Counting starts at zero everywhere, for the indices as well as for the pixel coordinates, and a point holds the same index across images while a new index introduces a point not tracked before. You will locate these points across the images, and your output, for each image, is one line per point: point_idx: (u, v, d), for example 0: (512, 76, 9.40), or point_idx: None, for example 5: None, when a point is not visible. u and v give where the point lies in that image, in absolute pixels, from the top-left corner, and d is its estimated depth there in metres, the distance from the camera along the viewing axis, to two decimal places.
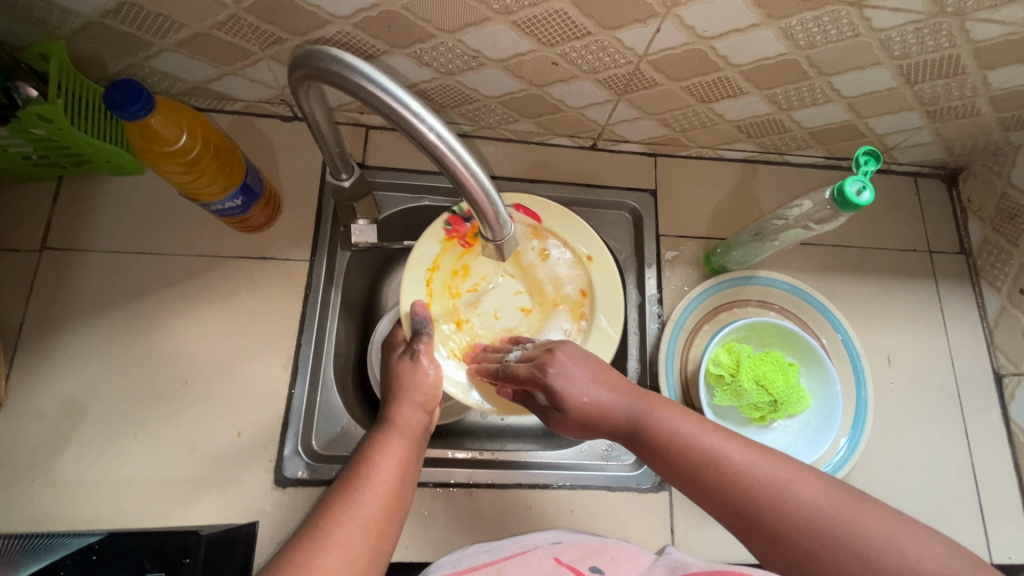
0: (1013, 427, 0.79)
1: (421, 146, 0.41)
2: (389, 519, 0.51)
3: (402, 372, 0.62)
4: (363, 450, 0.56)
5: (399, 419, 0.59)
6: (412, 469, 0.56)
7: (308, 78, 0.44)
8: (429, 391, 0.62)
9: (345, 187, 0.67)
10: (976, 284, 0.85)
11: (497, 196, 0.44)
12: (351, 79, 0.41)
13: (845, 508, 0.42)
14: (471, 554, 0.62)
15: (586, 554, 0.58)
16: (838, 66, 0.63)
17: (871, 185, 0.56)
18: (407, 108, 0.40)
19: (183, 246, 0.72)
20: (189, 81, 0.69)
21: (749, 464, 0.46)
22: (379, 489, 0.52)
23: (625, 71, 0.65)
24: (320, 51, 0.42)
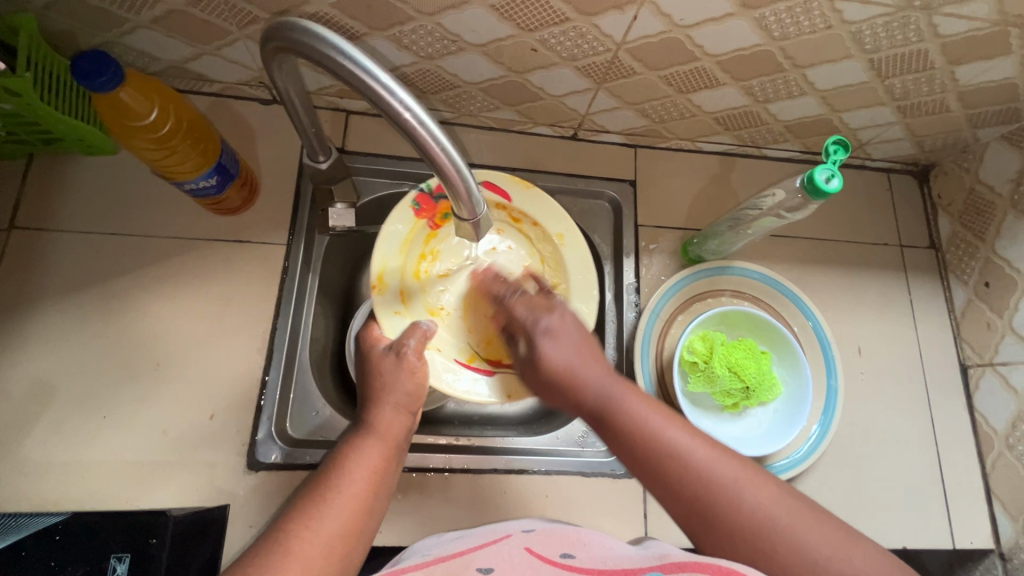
0: (977, 416, 0.81)
1: (393, 120, 0.41)
2: (356, 533, 0.50)
3: (385, 370, 0.63)
4: (338, 453, 0.56)
5: (382, 424, 0.59)
6: (388, 476, 0.56)
7: (282, 55, 0.45)
8: (412, 392, 0.62)
9: (322, 169, 0.66)
10: (944, 278, 0.87)
11: (468, 171, 0.44)
12: (321, 51, 0.41)
13: (791, 516, 0.49)
14: (444, 543, 0.61)
15: (558, 541, 0.57)
16: (810, 59, 0.64)
17: (840, 174, 0.57)
18: (376, 80, 0.40)
19: (157, 227, 0.71)
20: (165, 59, 0.68)
21: (710, 463, 0.52)
22: (348, 504, 0.51)
23: (603, 59, 0.65)
24: (291, 23, 0.42)
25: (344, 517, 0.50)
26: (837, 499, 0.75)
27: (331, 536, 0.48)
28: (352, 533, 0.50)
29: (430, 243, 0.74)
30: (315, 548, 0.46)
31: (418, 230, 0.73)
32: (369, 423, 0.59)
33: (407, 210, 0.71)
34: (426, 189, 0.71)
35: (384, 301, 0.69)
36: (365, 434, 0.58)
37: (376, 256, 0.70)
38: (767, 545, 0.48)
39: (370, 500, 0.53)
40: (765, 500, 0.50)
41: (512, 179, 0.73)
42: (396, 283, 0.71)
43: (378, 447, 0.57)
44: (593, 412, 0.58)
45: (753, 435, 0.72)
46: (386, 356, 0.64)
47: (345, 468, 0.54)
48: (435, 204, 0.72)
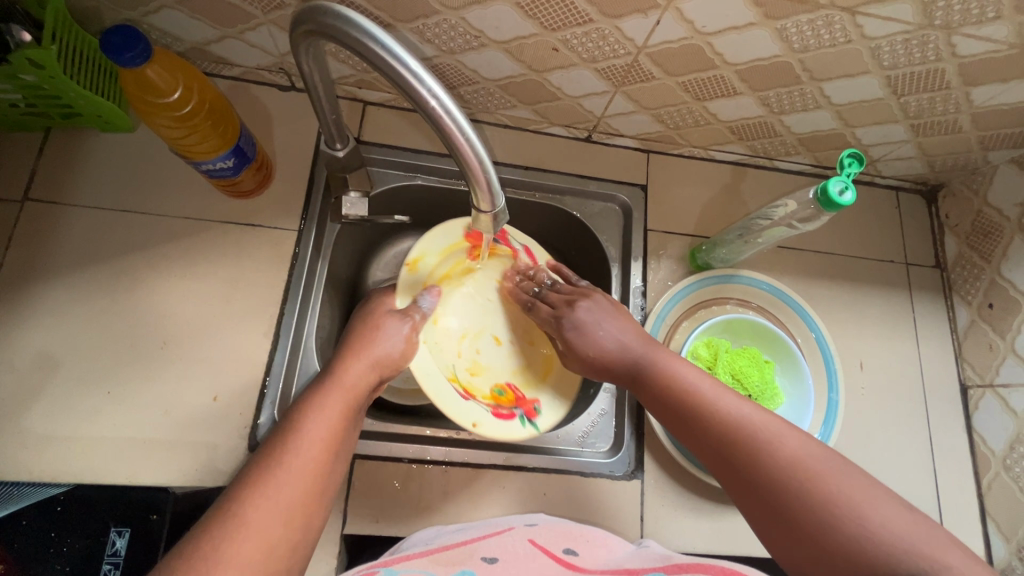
0: (976, 437, 0.81)
1: (421, 108, 0.42)
2: (317, 490, 0.46)
3: (381, 325, 0.62)
4: (300, 404, 0.51)
5: (347, 376, 0.55)
6: (350, 434, 0.52)
7: (310, 37, 0.45)
8: (384, 354, 0.59)
9: (338, 157, 0.66)
10: (949, 298, 0.87)
11: (491, 165, 0.45)
12: (353, 35, 0.41)
13: (826, 466, 0.46)
14: (444, 534, 0.62)
15: (562, 537, 0.58)
16: (828, 72, 0.65)
17: (854, 187, 0.57)
18: (407, 67, 0.41)
19: (170, 207, 0.72)
20: (188, 41, 0.69)
21: (741, 417, 0.52)
22: (306, 456, 0.46)
23: (623, 62, 0.66)
24: (323, 7, 0.42)
25: (302, 476, 0.45)
26: None
27: (290, 496, 0.43)
28: (314, 490, 0.45)
29: (464, 272, 0.77)
30: (272, 511, 0.42)
31: (463, 249, 0.76)
32: (336, 376, 0.55)
33: (462, 225, 0.75)
34: (488, 225, 0.76)
35: (409, 280, 0.71)
36: (331, 386, 0.53)
37: (420, 242, 0.71)
38: (799, 493, 0.46)
39: (334, 459, 0.48)
40: (796, 450, 0.48)
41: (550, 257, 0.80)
42: (425, 276, 0.72)
43: (340, 399, 0.52)
44: (634, 378, 0.62)
45: None
46: (390, 314, 0.65)
47: (306, 423, 0.49)
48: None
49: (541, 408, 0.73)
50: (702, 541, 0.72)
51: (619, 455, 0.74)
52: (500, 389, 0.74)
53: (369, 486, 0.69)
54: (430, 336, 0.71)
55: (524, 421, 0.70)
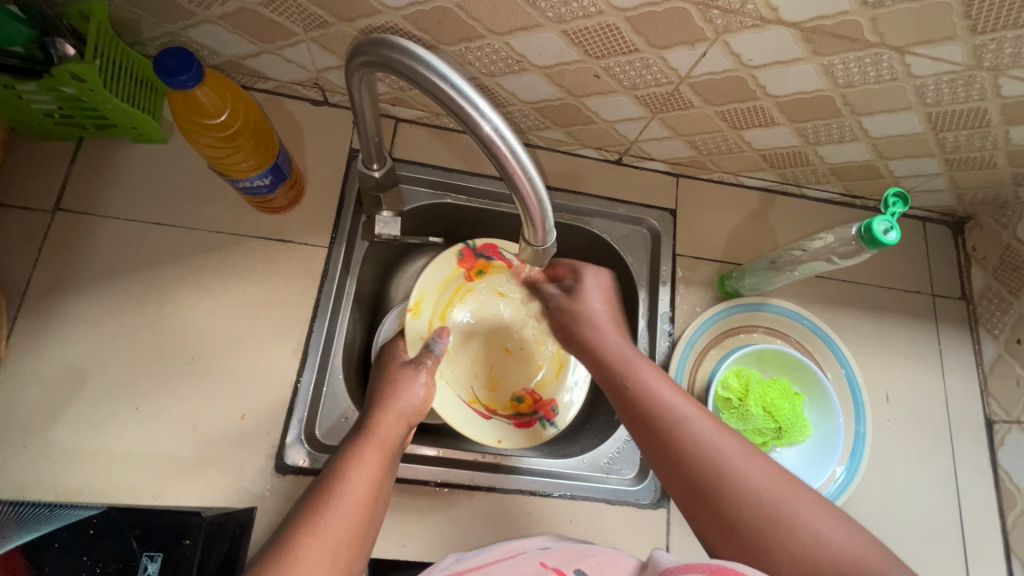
0: (1001, 473, 0.81)
1: (482, 145, 0.42)
2: (358, 537, 0.50)
3: (401, 379, 0.65)
4: (338, 457, 0.55)
5: (380, 428, 0.58)
6: (385, 482, 0.55)
7: (371, 66, 0.45)
8: (416, 407, 0.63)
9: (374, 177, 0.66)
10: (975, 331, 0.87)
11: (547, 201, 0.45)
12: (419, 70, 0.41)
13: (782, 490, 0.50)
14: (466, 558, 0.61)
15: (573, 557, 0.55)
16: (869, 107, 0.64)
17: (898, 227, 0.56)
18: (474, 105, 0.40)
19: (201, 220, 0.71)
20: (226, 54, 0.69)
21: (704, 430, 0.54)
22: (348, 510, 0.50)
23: (664, 91, 0.65)
24: (390, 41, 0.42)
25: (345, 524, 0.49)
26: None
27: (335, 542, 0.47)
28: (354, 539, 0.49)
29: (462, 292, 0.80)
30: (320, 556, 0.46)
31: (456, 276, 0.79)
32: (367, 428, 0.58)
33: (451, 258, 0.78)
34: (472, 245, 0.78)
35: (416, 325, 0.75)
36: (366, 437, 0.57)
37: (419, 285, 0.75)
38: (759, 517, 0.48)
39: (373, 507, 0.52)
40: (758, 472, 0.51)
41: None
42: (428, 313, 0.76)
43: (374, 453, 0.55)
44: (604, 373, 0.62)
45: None
46: (405, 368, 0.67)
47: (346, 474, 0.52)
48: (476, 260, 0.79)
49: (560, 407, 0.78)
50: None
51: (646, 483, 0.73)
52: (520, 395, 0.79)
53: (393, 510, 0.68)
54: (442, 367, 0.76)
55: (545, 424, 0.76)
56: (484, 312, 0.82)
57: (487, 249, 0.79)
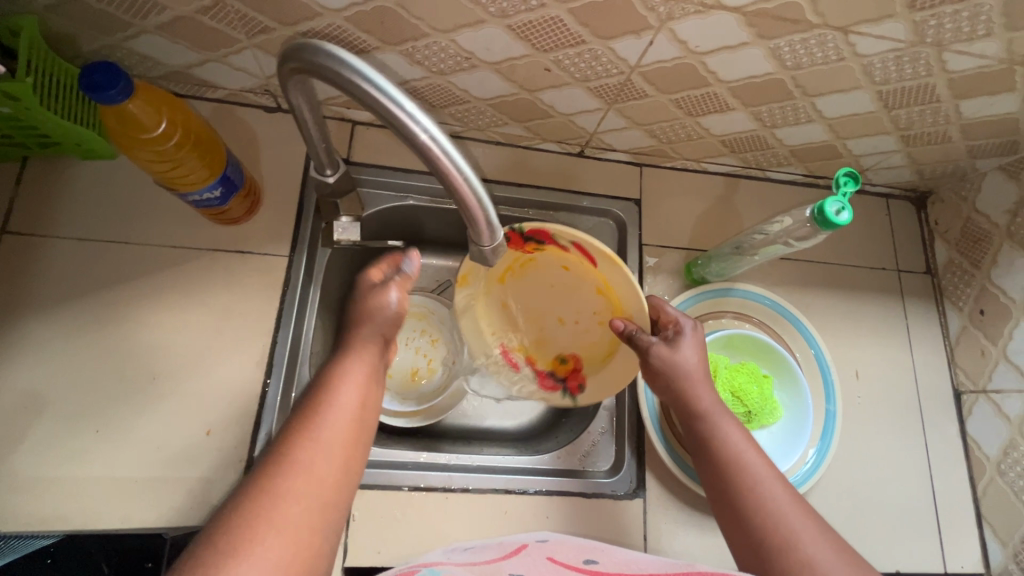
0: (970, 442, 0.82)
1: (416, 148, 0.42)
2: (353, 445, 0.50)
3: (370, 293, 0.61)
4: (322, 376, 0.54)
5: (358, 343, 0.57)
6: (372, 393, 0.55)
7: (299, 70, 0.44)
8: (393, 318, 0.60)
9: (329, 183, 0.65)
10: (940, 304, 0.88)
11: (488, 201, 0.45)
12: (344, 74, 0.41)
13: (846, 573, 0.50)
14: (462, 553, 0.62)
15: (577, 552, 0.58)
16: (821, 88, 0.65)
17: (850, 207, 0.57)
18: (403, 108, 0.40)
19: (156, 236, 0.70)
20: (170, 65, 0.67)
21: (780, 503, 0.56)
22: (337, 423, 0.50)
23: (616, 81, 0.65)
24: (315, 45, 0.42)
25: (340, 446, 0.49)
26: (833, 523, 0.76)
27: (330, 464, 0.48)
28: (348, 454, 0.49)
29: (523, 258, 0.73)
30: (316, 474, 0.47)
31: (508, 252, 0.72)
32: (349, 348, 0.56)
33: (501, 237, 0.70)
34: (517, 230, 0.67)
35: (462, 297, 0.76)
36: (345, 354, 0.56)
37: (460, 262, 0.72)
38: None
39: (360, 421, 0.52)
40: (824, 554, 0.52)
41: (606, 250, 0.65)
42: (477, 280, 0.75)
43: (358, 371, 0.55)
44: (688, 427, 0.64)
45: None
46: (373, 285, 0.61)
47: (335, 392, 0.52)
48: (526, 243, 0.69)
49: (586, 391, 0.74)
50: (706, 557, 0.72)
51: (621, 474, 0.74)
52: (566, 357, 0.77)
53: (368, 518, 0.67)
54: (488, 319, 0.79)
55: (566, 395, 0.76)
56: (546, 278, 0.75)
57: (535, 235, 0.67)
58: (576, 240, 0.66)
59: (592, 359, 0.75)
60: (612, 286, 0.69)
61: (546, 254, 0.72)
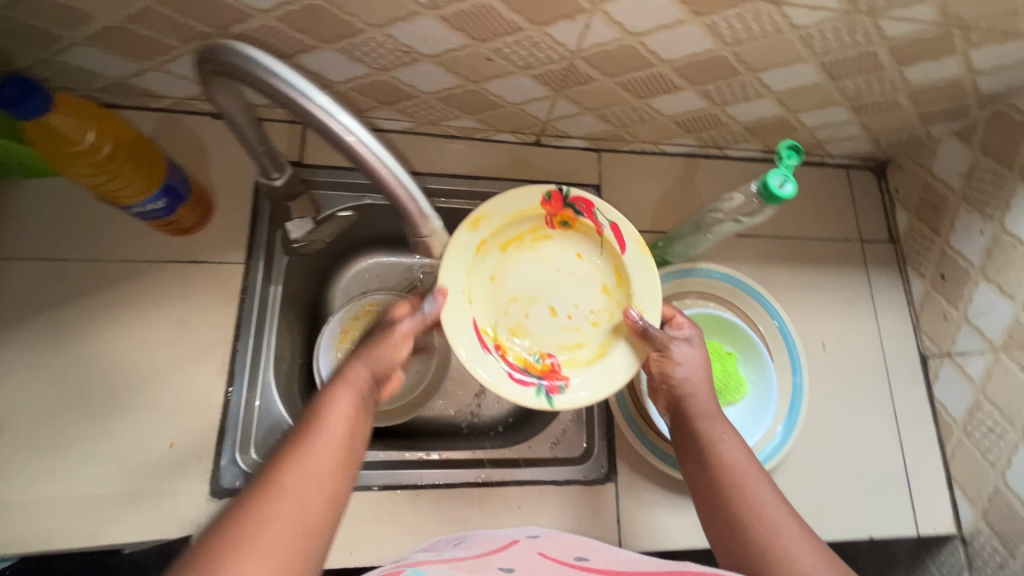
0: (938, 405, 0.83)
1: (334, 141, 0.42)
2: (340, 468, 0.47)
3: (373, 334, 0.58)
4: (312, 408, 0.51)
5: (352, 375, 0.55)
6: (364, 421, 0.53)
7: (209, 71, 0.43)
8: (395, 353, 0.57)
9: (277, 186, 0.64)
10: (904, 271, 0.89)
11: (417, 191, 0.46)
12: (255, 72, 0.41)
13: None
14: (445, 548, 0.61)
15: (569, 549, 0.58)
16: (764, 62, 0.64)
17: (793, 179, 0.57)
18: (315, 103, 0.41)
19: (107, 251, 0.69)
20: (108, 76, 0.66)
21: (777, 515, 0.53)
22: (325, 451, 0.47)
23: (560, 67, 0.65)
24: (222, 46, 0.41)
25: (329, 465, 0.47)
26: (805, 493, 0.77)
27: (315, 483, 0.45)
28: (334, 477, 0.46)
29: (535, 233, 0.69)
30: (304, 492, 0.44)
31: (534, 215, 0.67)
32: (343, 379, 0.54)
33: (537, 194, 0.66)
34: (564, 192, 0.66)
35: (467, 238, 0.63)
36: (337, 386, 0.53)
37: (489, 202, 0.64)
38: None
39: (350, 448, 0.50)
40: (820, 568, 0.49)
41: (641, 242, 0.66)
42: (484, 235, 0.65)
43: (348, 400, 0.52)
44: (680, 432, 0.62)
45: None
46: (383, 328, 0.58)
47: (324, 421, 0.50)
48: (563, 210, 0.67)
49: (567, 391, 0.63)
50: (681, 536, 0.72)
51: (592, 459, 0.74)
52: (541, 356, 0.67)
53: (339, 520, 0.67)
54: (469, 282, 0.65)
55: (540, 394, 0.62)
56: (552, 262, 0.69)
57: (579, 204, 0.66)
58: (615, 223, 0.67)
59: (574, 360, 0.67)
60: (629, 281, 0.67)
61: (560, 236, 0.69)
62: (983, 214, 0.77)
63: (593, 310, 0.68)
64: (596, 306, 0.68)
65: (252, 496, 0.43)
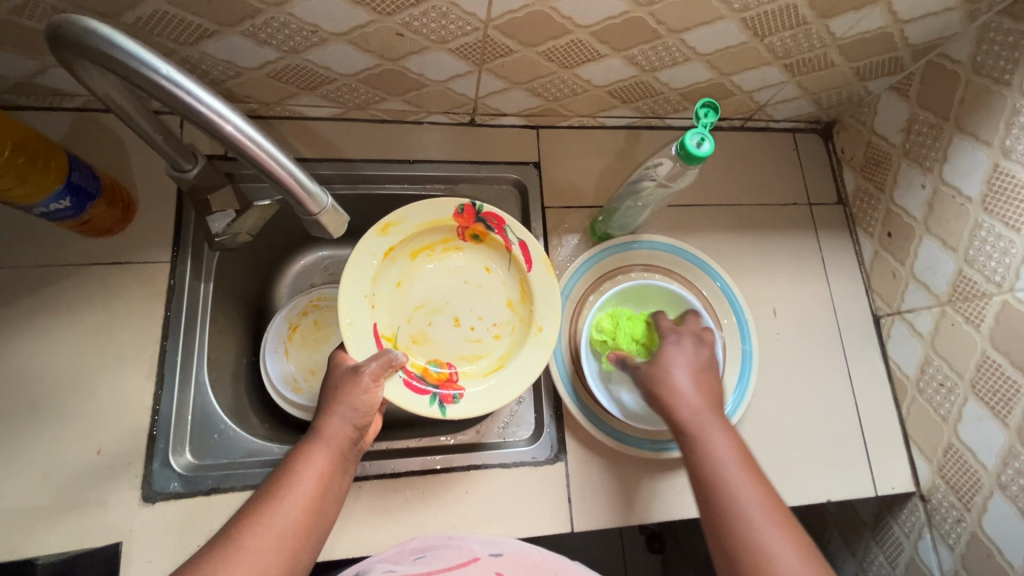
0: (891, 364, 0.82)
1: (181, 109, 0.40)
2: (306, 535, 0.51)
3: (343, 384, 0.60)
4: (288, 457, 0.55)
5: (327, 429, 0.56)
6: (336, 480, 0.55)
7: (54, 52, 0.41)
8: (365, 409, 0.59)
9: (191, 179, 0.62)
10: (853, 232, 0.88)
11: (286, 159, 0.43)
12: (90, 44, 0.38)
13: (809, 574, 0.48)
14: (403, 561, 0.60)
15: (524, 567, 0.59)
16: (684, 23, 0.63)
17: (711, 137, 0.56)
18: (151, 68, 0.38)
19: (24, 257, 0.67)
20: (9, 76, 0.64)
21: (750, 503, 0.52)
22: (294, 505, 0.51)
23: (475, 39, 0.63)
24: (54, 22, 0.39)
25: (295, 523, 0.50)
26: (761, 461, 0.76)
27: (281, 536, 0.49)
28: (301, 537, 0.50)
29: (446, 247, 0.75)
30: (265, 544, 0.48)
31: (446, 226, 0.73)
32: (318, 429, 0.57)
33: (451, 206, 0.72)
34: (476, 205, 0.72)
35: (375, 243, 0.70)
36: (311, 439, 0.56)
37: (401, 209, 0.71)
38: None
39: (320, 510, 0.52)
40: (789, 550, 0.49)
41: (546, 257, 0.71)
42: (396, 243, 0.71)
43: (323, 453, 0.55)
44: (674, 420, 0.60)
45: None
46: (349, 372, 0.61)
47: (295, 474, 0.53)
48: (474, 224, 0.73)
49: (461, 401, 0.66)
50: (636, 511, 0.71)
51: (541, 439, 0.73)
52: (440, 366, 0.70)
53: None
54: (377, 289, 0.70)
55: (434, 403, 0.65)
56: (461, 275, 0.75)
57: (489, 218, 0.72)
58: (523, 240, 0.72)
59: (472, 370, 0.70)
60: (532, 294, 0.71)
61: (472, 250, 0.75)
62: (924, 167, 0.76)
63: (496, 324, 0.73)
64: (499, 319, 0.73)
65: (212, 550, 0.46)
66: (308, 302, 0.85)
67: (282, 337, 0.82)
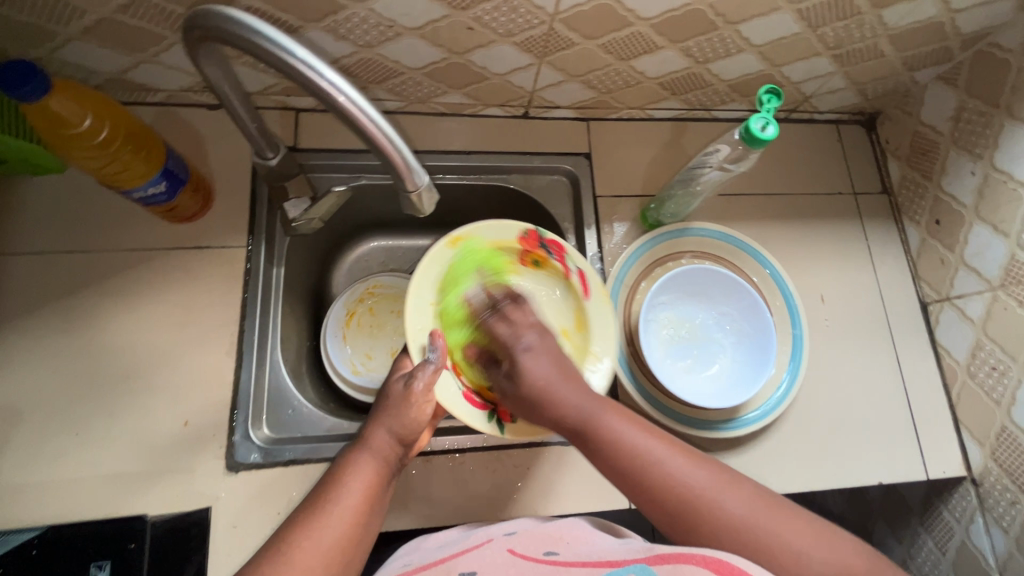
0: (940, 349, 0.83)
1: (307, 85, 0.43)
2: (350, 545, 0.52)
3: (392, 399, 0.61)
4: (335, 468, 0.58)
5: (372, 440, 0.59)
6: (380, 493, 0.57)
7: (194, 36, 0.45)
8: (410, 424, 0.60)
9: (272, 166, 0.66)
10: (898, 221, 0.89)
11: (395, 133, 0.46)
12: (233, 29, 0.43)
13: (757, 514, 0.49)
14: (422, 550, 0.59)
15: (542, 541, 0.55)
16: (741, 14, 0.65)
17: (775, 122, 0.58)
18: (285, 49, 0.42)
19: (114, 241, 0.71)
20: (104, 71, 0.68)
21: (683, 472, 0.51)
22: (342, 516, 0.53)
23: (540, 32, 0.66)
24: (203, 10, 0.43)
25: (338, 534, 0.52)
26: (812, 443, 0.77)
27: (327, 549, 0.51)
28: (350, 545, 0.52)
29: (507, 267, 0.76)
30: (309, 557, 0.50)
31: (510, 247, 0.74)
32: (363, 441, 0.59)
33: (518, 228, 0.73)
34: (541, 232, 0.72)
35: (444, 252, 0.71)
36: (358, 451, 0.59)
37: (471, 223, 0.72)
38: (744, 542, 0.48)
39: (365, 522, 0.54)
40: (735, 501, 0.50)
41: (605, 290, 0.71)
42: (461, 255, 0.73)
43: (368, 465, 0.57)
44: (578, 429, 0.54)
45: (722, 386, 0.75)
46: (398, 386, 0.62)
47: (340, 488, 0.55)
48: (538, 249, 0.73)
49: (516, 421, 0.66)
50: None
51: None
52: None
53: None
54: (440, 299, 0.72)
55: (490, 418, 0.65)
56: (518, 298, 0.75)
57: (552, 246, 0.72)
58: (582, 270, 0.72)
59: None
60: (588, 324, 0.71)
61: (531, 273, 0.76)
62: (974, 155, 0.77)
63: None
64: None
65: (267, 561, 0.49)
66: (364, 289, 0.88)
67: (340, 321, 0.86)
